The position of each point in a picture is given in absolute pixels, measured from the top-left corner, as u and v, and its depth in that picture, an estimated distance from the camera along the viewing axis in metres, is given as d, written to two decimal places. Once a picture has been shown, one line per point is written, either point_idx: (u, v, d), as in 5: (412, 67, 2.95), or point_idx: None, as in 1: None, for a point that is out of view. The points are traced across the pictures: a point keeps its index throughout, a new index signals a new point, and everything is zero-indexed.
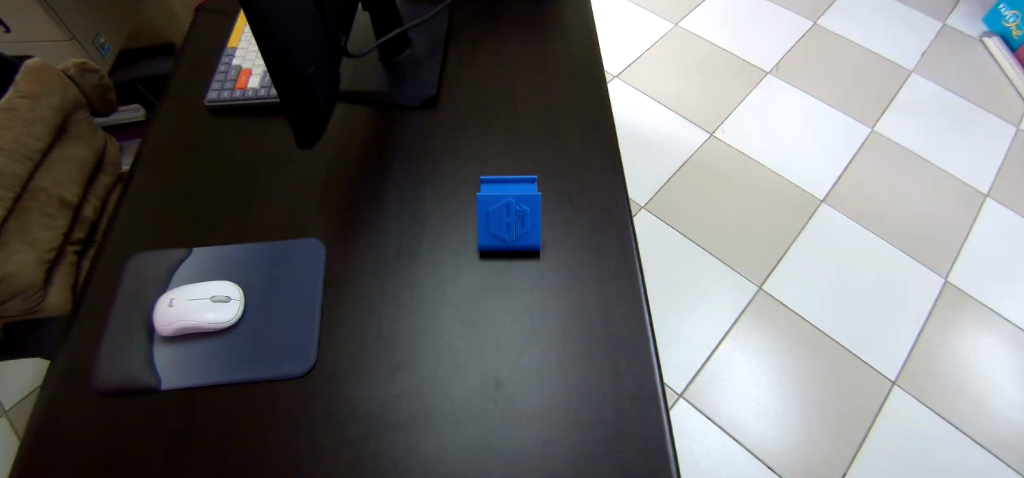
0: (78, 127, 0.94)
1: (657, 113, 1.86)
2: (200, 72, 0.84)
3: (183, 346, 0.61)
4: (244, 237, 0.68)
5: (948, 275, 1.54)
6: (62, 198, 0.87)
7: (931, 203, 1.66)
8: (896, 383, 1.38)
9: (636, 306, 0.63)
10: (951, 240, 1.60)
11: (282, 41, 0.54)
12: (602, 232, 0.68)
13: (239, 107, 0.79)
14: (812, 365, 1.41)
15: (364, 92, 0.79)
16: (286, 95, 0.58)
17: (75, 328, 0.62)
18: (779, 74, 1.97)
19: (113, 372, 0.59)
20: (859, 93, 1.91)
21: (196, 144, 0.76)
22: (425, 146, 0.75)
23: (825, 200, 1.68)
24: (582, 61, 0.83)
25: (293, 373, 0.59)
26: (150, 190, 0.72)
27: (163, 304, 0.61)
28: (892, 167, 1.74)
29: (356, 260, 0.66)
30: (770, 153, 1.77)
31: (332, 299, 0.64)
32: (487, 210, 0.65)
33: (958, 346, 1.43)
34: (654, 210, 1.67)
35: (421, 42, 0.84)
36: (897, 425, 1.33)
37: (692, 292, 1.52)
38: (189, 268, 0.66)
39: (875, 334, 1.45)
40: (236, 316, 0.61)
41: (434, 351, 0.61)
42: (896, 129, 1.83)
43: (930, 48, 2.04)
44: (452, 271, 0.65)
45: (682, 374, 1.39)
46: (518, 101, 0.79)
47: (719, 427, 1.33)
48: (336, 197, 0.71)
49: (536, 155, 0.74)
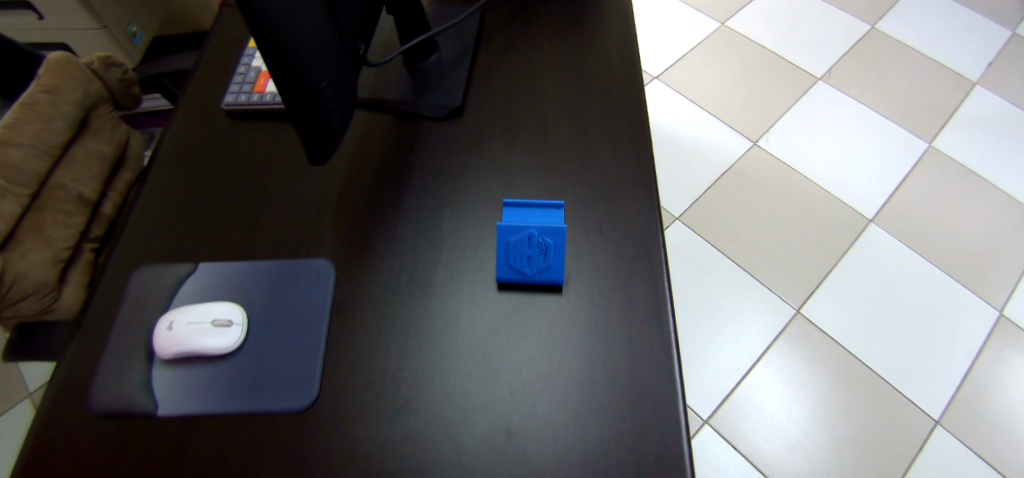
0: (101, 123, 0.92)
1: (697, 118, 1.77)
2: (221, 72, 0.81)
3: (182, 369, 0.58)
4: (251, 253, 0.65)
5: (1003, 308, 1.42)
6: (80, 196, 0.86)
7: (989, 228, 1.54)
8: (940, 422, 1.28)
9: (665, 354, 0.57)
10: (1011, 270, 1.48)
11: (297, 58, 0.50)
12: (632, 267, 0.62)
13: (255, 112, 0.76)
14: (849, 397, 1.32)
15: (384, 100, 0.74)
16: (297, 112, 0.53)
17: (75, 341, 0.60)
18: (830, 80, 1.85)
19: (112, 393, 0.57)
20: (916, 104, 1.78)
21: (210, 151, 0.73)
22: (446, 162, 0.70)
23: (873, 219, 1.57)
24: (619, 75, 0.76)
25: (293, 407, 0.55)
26: (161, 196, 0.70)
27: (162, 326, 0.57)
28: (948, 187, 1.61)
29: (366, 283, 0.62)
30: (816, 166, 1.67)
31: (340, 326, 0.60)
32: (507, 242, 0.60)
33: (1011, 387, 1.32)
34: (688, 221, 1.59)
35: (449, 47, 0.79)
36: (938, 468, 1.24)
37: (724, 311, 1.44)
38: (193, 285, 0.62)
39: (921, 369, 1.35)
40: (238, 340, 0.58)
41: (443, 392, 0.56)
42: (955, 145, 1.69)
43: (997, 58, 1.89)
44: (467, 302, 0.61)
45: (709, 399, 1.32)
46: (548, 117, 0.73)
47: (745, 459, 1.26)
48: (350, 214, 0.67)
49: (564, 178, 0.68)
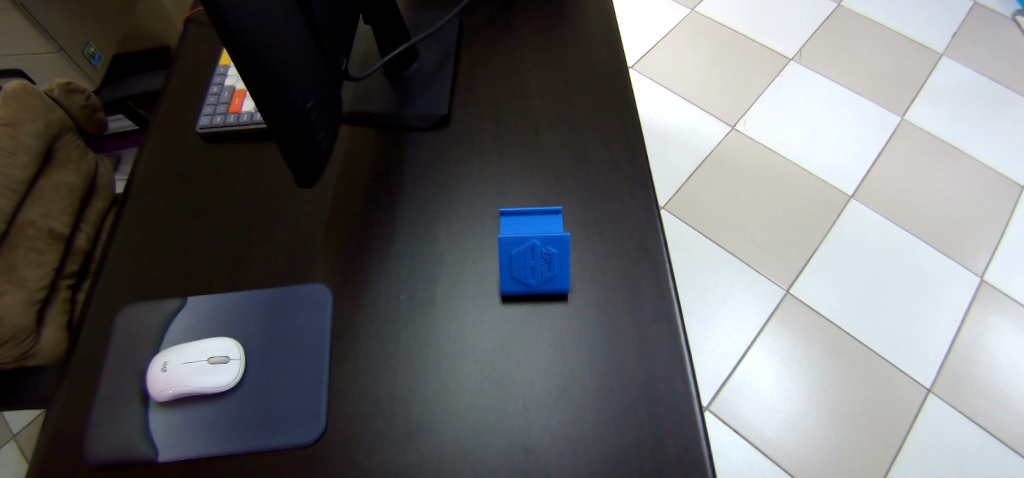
0: (66, 153, 0.88)
1: (675, 106, 1.77)
2: (192, 93, 0.77)
3: (180, 411, 0.55)
4: (243, 282, 0.62)
5: (984, 274, 1.46)
6: (51, 231, 0.82)
7: (964, 196, 1.58)
8: (932, 390, 1.32)
9: (676, 356, 0.56)
10: (987, 236, 1.52)
11: (281, 83, 0.48)
12: (636, 269, 0.61)
13: (233, 133, 0.73)
14: (843, 372, 1.34)
15: (368, 113, 0.72)
16: (282, 137, 0.51)
17: (62, 390, 0.57)
18: (802, 60, 1.87)
19: (107, 442, 0.54)
20: (886, 79, 1.82)
21: (189, 177, 0.70)
22: (438, 173, 0.69)
23: (854, 196, 1.59)
24: (607, 72, 0.75)
25: (301, 441, 0.54)
26: (141, 229, 0.67)
27: (155, 368, 0.55)
28: (923, 159, 1.65)
29: (367, 305, 0.60)
30: (795, 146, 1.69)
31: (343, 352, 0.58)
32: (509, 254, 0.59)
33: (996, 350, 1.36)
34: (674, 210, 1.59)
35: (430, 54, 0.77)
36: (931, 435, 1.27)
37: (716, 297, 1.45)
38: (183, 321, 0.60)
39: (910, 340, 1.38)
40: (237, 376, 0.56)
41: (456, 412, 0.55)
42: (927, 117, 1.73)
43: (961, 28, 1.94)
44: (472, 318, 0.59)
45: (708, 386, 1.33)
46: (537, 120, 0.72)
47: (747, 442, 1.27)
48: (342, 234, 0.65)
49: (559, 183, 0.67)
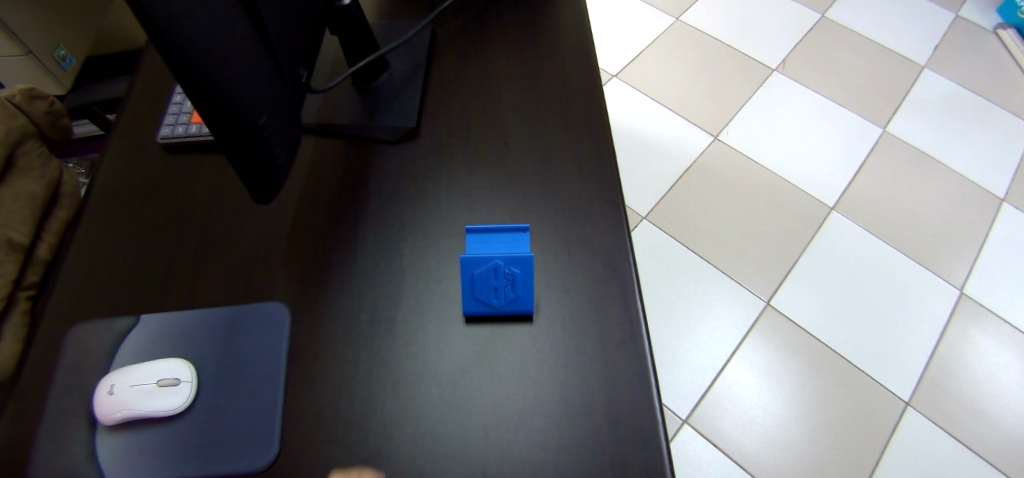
0: (28, 160, 0.85)
1: (658, 115, 1.77)
2: (154, 101, 0.75)
3: (127, 435, 0.53)
4: (199, 300, 0.60)
5: (963, 286, 1.47)
6: (10, 241, 0.80)
7: (943, 208, 1.59)
8: (911, 404, 1.32)
9: (643, 379, 0.55)
10: (966, 249, 1.53)
11: (231, 97, 0.46)
12: (603, 289, 0.60)
13: (195, 144, 0.71)
14: (823, 384, 1.34)
15: (334, 125, 0.71)
16: (234, 153, 0.49)
17: (6, 412, 0.55)
18: (785, 71, 1.88)
19: (49, 467, 0.52)
20: (869, 91, 1.83)
21: (148, 189, 0.68)
22: (404, 188, 0.67)
23: (835, 207, 1.60)
24: (579, 85, 0.74)
25: (252, 467, 0.52)
26: (97, 243, 0.65)
27: (102, 390, 0.53)
28: (904, 171, 1.66)
29: (326, 324, 0.59)
30: (777, 157, 1.69)
31: (299, 373, 0.56)
32: (472, 274, 0.58)
33: (973, 362, 1.36)
34: (656, 220, 1.59)
35: (400, 65, 0.75)
36: (909, 448, 1.27)
37: (696, 307, 1.45)
38: (136, 340, 0.58)
39: (889, 352, 1.38)
40: (188, 399, 0.54)
41: (414, 438, 0.53)
42: (908, 129, 1.74)
43: (942, 41, 1.95)
44: (433, 339, 0.58)
45: (687, 399, 1.33)
46: (507, 134, 0.71)
47: (725, 456, 1.27)
48: (304, 250, 0.63)
49: (528, 199, 0.66)
